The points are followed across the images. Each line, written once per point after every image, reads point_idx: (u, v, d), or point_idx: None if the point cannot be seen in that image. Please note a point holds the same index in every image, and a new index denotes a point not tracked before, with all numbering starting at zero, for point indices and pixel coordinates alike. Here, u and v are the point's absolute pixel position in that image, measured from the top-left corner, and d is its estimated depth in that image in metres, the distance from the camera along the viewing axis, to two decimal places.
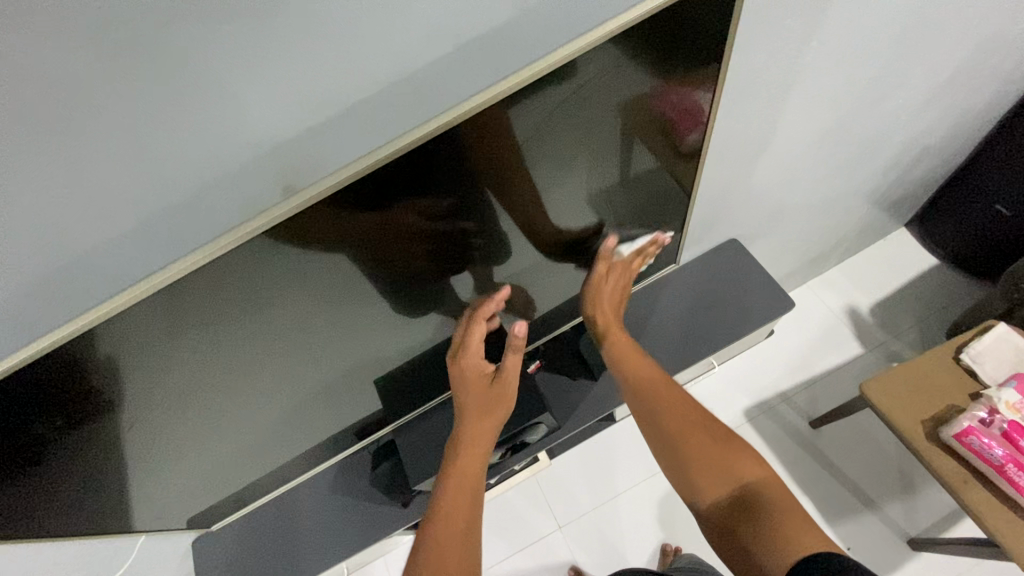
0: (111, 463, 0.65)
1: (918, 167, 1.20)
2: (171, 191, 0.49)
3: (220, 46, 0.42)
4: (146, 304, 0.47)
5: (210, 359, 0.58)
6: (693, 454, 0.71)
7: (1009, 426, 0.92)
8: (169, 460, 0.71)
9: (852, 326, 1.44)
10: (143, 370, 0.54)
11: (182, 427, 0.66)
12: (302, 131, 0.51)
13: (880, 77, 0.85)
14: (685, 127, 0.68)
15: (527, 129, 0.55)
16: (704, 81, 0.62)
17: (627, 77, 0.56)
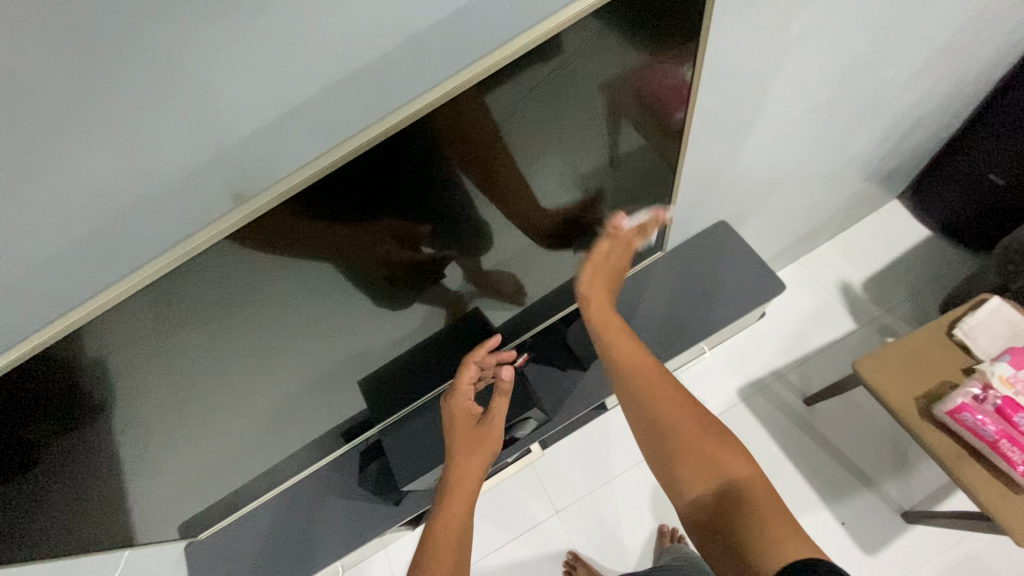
0: (99, 472, 0.62)
1: (910, 138, 1.17)
2: (117, 203, 0.46)
3: (152, 44, 0.39)
4: (109, 317, 0.45)
5: (202, 356, 0.56)
6: (679, 445, 0.70)
7: (1003, 402, 0.92)
8: (158, 466, 0.69)
9: (844, 301, 1.43)
10: (133, 372, 0.52)
11: (173, 430, 0.64)
12: (260, 129, 0.48)
13: (872, 49, 0.82)
14: (672, 105, 0.66)
15: (503, 116, 0.52)
16: (691, 56, 0.59)
17: (608, 55, 0.53)
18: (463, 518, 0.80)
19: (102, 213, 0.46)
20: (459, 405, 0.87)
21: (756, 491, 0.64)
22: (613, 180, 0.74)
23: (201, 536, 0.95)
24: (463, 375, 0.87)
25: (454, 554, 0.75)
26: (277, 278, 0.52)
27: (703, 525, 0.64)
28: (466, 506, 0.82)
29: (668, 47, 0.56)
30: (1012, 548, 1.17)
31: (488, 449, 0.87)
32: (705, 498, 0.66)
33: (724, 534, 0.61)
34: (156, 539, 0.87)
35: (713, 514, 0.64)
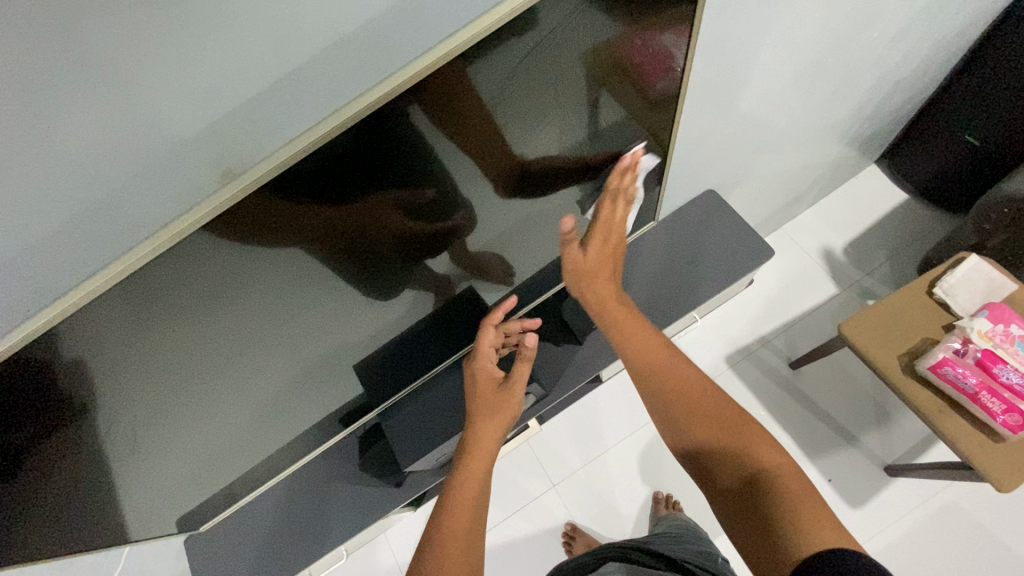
0: (89, 470, 0.61)
1: (889, 103, 1.19)
2: (91, 188, 0.44)
3: (120, 18, 0.37)
4: (92, 313, 0.43)
5: (185, 349, 0.53)
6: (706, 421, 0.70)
7: (983, 354, 0.95)
8: (150, 462, 0.67)
9: (827, 266, 1.45)
10: (118, 368, 0.50)
11: (164, 425, 0.62)
12: (238, 107, 0.45)
13: (857, 10, 0.81)
14: (658, 72, 0.65)
15: (495, 84, 0.50)
16: (682, 19, 0.58)
17: (601, 19, 0.52)
18: (481, 481, 0.79)
19: (77, 198, 0.44)
20: (482, 366, 0.87)
21: (786, 476, 0.63)
22: (600, 152, 0.73)
23: (199, 530, 0.94)
24: (485, 338, 0.88)
25: (471, 519, 0.73)
26: (269, 262, 0.50)
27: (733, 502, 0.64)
28: (485, 468, 0.81)
29: (659, 9, 0.55)
30: (989, 495, 1.23)
31: (509, 413, 0.87)
32: (739, 485, 0.65)
33: (754, 523, 0.61)
34: (153, 536, 0.85)
35: (747, 491, 0.63)
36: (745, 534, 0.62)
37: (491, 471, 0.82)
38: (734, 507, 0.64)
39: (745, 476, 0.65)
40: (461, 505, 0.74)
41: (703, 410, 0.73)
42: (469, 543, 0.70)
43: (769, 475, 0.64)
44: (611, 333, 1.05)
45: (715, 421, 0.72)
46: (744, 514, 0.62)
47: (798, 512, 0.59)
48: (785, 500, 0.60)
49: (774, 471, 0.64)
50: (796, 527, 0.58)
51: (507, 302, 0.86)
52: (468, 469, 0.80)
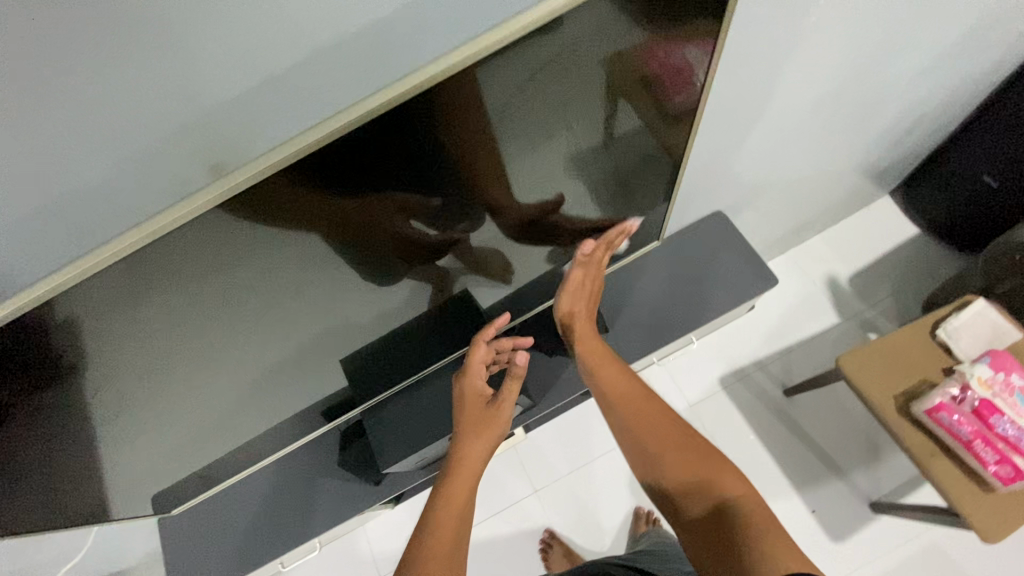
0: (76, 437, 0.61)
1: (909, 137, 1.16)
2: (75, 174, 0.43)
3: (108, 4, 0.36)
4: (97, 282, 0.42)
5: (183, 321, 0.52)
6: (668, 463, 0.72)
7: (981, 403, 0.93)
8: (138, 433, 0.67)
9: (830, 295, 1.44)
10: (115, 333, 0.49)
11: (155, 395, 0.62)
12: (231, 101, 0.44)
13: (885, 42, 0.79)
14: (679, 86, 0.63)
15: (506, 91, 0.49)
16: (705, 34, 0.56)
17: (620, 30, 0.50)
18: (466, 497, 0.77)
19: (62, 177, 0.43)
20: (471, 382, 0.88)
21: (749, 510, 0.62)
22: (611, 162, 0.71)
23: (175, 511, 0.93)
24: (476, 353, 0.89)
25: (456, 535, 0.71)
26: (260, 251, 0.49)
27: (704, 541, 0.62)
28: (470, 487, 0.79)
29: (680, 23, 0.53)
30: (973, 542, 1.22)
31: (496, 430, 0.86)
32: (699, 516, 0.64)
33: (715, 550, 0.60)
34: (127, 515, 0.85)
35: (712, 526, 0.62)
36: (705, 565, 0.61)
37: (478, 490, 0.80)
38: (704, 548, 0.62)
39: (704, 507, 0.65)
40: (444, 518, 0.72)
41: (662, 441, 0.74)
42: (454, 558, 0.67)
43: (729, 503, 0.64)
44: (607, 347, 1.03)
45: (673, 453, 0.72)
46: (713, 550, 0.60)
47: (756, 532, 0.59)
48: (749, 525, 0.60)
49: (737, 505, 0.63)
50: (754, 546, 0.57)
51: (498, 319, 0.89)
52: (452, 485, 0.78)
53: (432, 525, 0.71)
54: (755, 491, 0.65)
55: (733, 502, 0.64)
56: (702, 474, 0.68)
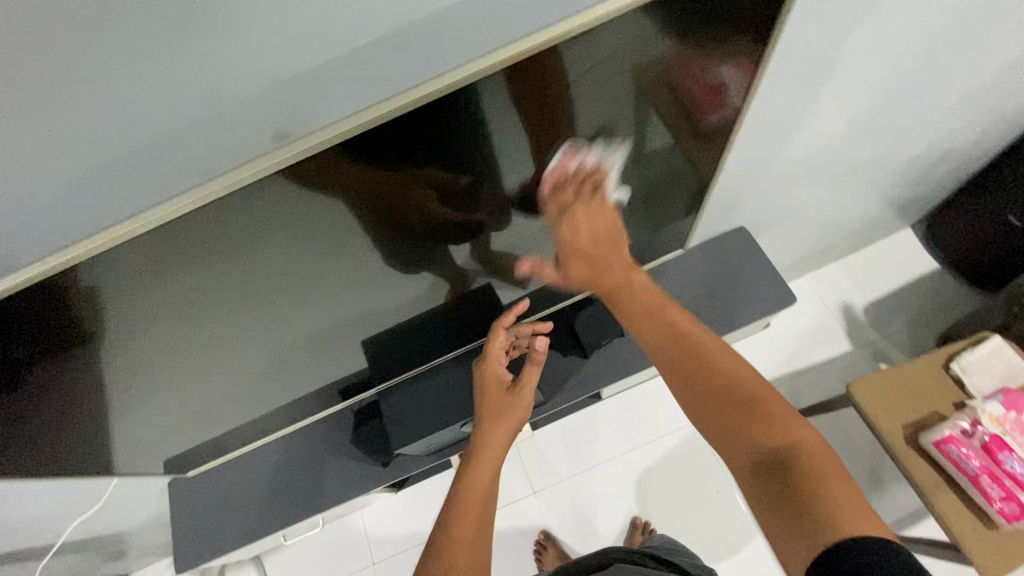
0: (101, 390, 0.64)
1: (935, 170, 1.17)
2: (146, 132, 0.46)
3: None
4: (149, 236, 0.46)
5: (217, 282, 0.55)
6: (712, 402, 0.60)
7: (990, 439, 0.92)
8: (161, 389, 0.70)
9: (844, 322, 1.44)
10: (153, 289, 0.52)
11: (182, 355, 0.65)
12: (295, 76, 0.47)
13: (920, 73, 0.80)
14: (712, 105, 0.65)
15: (545, 95, 0.51)
16: (742, 54, 0.58)
17: (660, 44, 0.52)
18: (490, 480, 0.80)
19: (133, 134, 0.46)
20: (491, 367, 0.89)
21: (812, 465, 0.53)
22: (639, 174, 0.74)
23: (188, 474, 0.96)
24: (495, 340, 0.89)
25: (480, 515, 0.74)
26: (302, 218, 0.52)
27: (758, 494, 0.54)
28: (493, 469, 0.81)
29: (720, 40, 0.55)
30: None
31: (519, 413, 0.88)
32: (750, 467, 0.56)
33: (773, 500, 0.52)
34: (142, 472, 0.88)
35: (764, 479, 0.54)
36: (767, 525, 0.52)
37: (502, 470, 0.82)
38: (753, 501, 0.55)
39: (756, 457, 0.55)
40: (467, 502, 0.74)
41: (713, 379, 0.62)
42: (478, 545, 0.70)
43: (791, 458, 0.54)
44: (620, 353, 1.03)
45: (726, 389, 0.60)
46: (766, 506, 0.53)
47: (826, 490, 0.50)
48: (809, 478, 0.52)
49: (796, 455, 0.53)
50: (820, 510, 0.49)
51: (520, 304, 0.89)
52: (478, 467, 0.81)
53: (459, 509, 0.74)
54: (819, 441, 0.55)
55: (794, 452, 0.54)
56: (757, 415, 0.57)
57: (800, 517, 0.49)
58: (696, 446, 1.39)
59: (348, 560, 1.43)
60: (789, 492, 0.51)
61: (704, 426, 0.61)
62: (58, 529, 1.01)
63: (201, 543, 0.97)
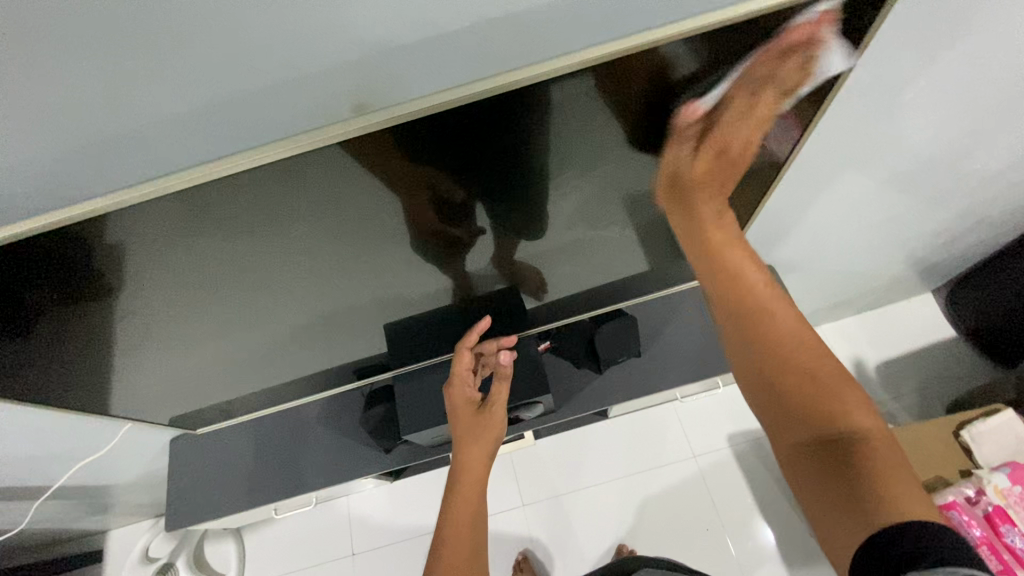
0: (114, 330, 0.66)
1: (964, 238, 1.17)
2: (233, 86, 0.49)
3: None
4: (204, 190, 0.48)
5: (250, 244, 0.58)
6: (788, 383, 0.60)
7: (994, 510, 0.91)
8: (174, 341, 0.72)
9: (854, 378, 1.44)
10: (187, 242, 0.54)
11: (201, 310, 0.67)
12: (382, 52, 0.49)
13: (968, 136, 0.82)
14: (749, 146, 0.67)
15: (586, 117, 0.53)
16: (786, 102, 0.60)
17: (705, 89, 0.54)
18: (477, 509, 0.82)
19: (221, 87, 0.48)
20: (459, 393, 0.88)
21: (874, 452, 0.54)
22: None
23: (197, 430, 0.98)
24: (460, 363, 0.88)
25: (472, 544, 0.79)
26: (352, 193, 0.54)
27: (818, 471, 0.56)
28: (478, 493, 0.84)
29: (767, 90, 0.57)
30: None
31: (493, 432, 0.87)
32: (810, 446, 0.57)
33: (830, 481, 0.55)
34: (150, 420, 0.90)
35: (825, 459, 0.56)
36: (823, 514, 0.55)
37: (486, 494, 0.85)
38: (810, 476, 0.57)
39: (820, 440, 0.57)
40: (455, 536, 0.78)
41: (796, 352, 0.61)
42: None
43: (852, 444, 0.55)
44: (634, 374, 1.03)
45: (796, 371, 0.60)
46: (826, 485, 0.55)
47: (884, 484, 0.51)
48: (868, 463, 0.53)
49: (855, 441, 0.55)
50: (881, 500, 0.50)
51: (481, 324, 0.85)
52: (461, 497, 0.83)
53: (446, 546, 0.77)
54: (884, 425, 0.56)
55: (855, 438, 0.55)
56: (827, 407, 0.57)
57: (855, 503, 0.52)
58: (692, 481, 1.38)
59: (330, 547, 1.43)
60: (860, 477, 0.53)
61: (769, 412, 0.62)
62: (62, 470, 1.03)
63: (196, 503, 0.98)
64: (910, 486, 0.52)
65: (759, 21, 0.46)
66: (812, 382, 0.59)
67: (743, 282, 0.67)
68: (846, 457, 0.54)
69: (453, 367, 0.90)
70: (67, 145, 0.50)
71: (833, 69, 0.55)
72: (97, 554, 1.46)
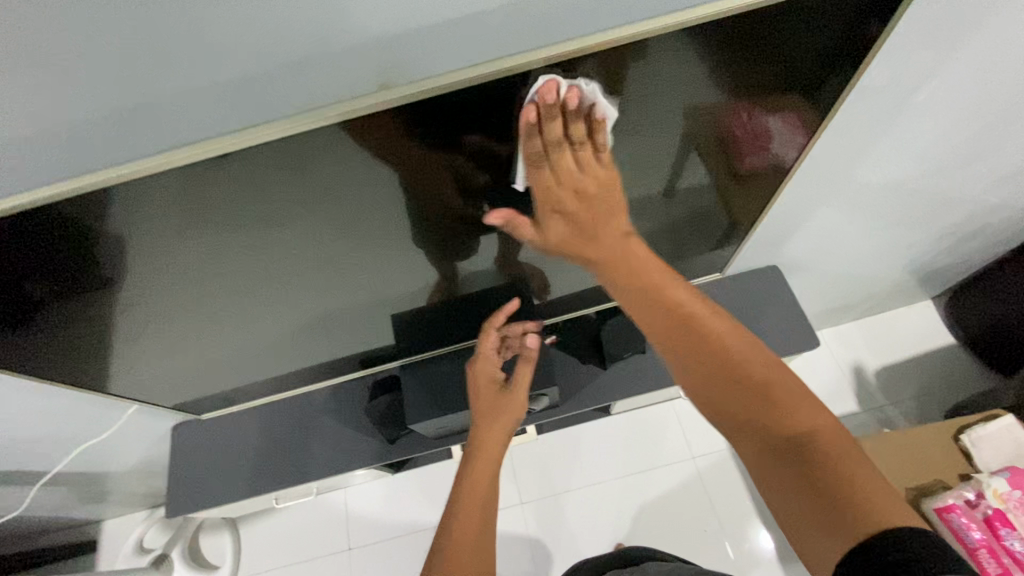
0: (118, 310, 0.65)
1: (966, 244, 1.18)
2: (251, 63, 0.48)
3: None
4: (222, 164, 0.48)
5: (262, 221, 0.57)
6: (732, 392, 0.56)
7: (993, 514, 0.92)
8: (178, 323, 0.71)
9: (853, 382, 1.45)
10: (199, 218, 0.54)
11: (208, 292, 0.66)
12: (403, 33, 0.49)
13: (975, 139, 0.82)
14: (755, 148, 0.70)
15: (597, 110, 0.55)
16: (790, 109, 0.64)
17: (713, 84, 0.57)
18: (488, 486, 0.82)
19: (240, 64, 0.48)
20: (484, 369, 0.88)
21: (831, 454, 0.49)
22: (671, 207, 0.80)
23: (200, 416, 0.98)
24: (488, 340, 0.88)
25: (482, 520, 0.78)
26: (361, 173, 0.55)
27: (780, 479, 0.51)
28: (492, 470, 0.83)
29: (772, 97, 0.61)
30: None
31: (513, 412, 0.87)
32: (763, 453, 0.53)
33: (795, 487, 0.49)
34: (156, 403, 0.90)
35: (786, 465, 0.51)
36: (794, 523, 0.50)
37: (500, 472, 0.84)
38: (773, 484, 0.52)
39: (777, 443, 0.52)
40: (468, 509, 0.77)
41: (720, 358, 0.58)
42: (478, 551, 0.73)
43: (806, 445, 0.51)
44: (639, 370, 1.03)
45: (738, 379, 0.56)
46: (796, 493, 0.49)
47: (852, 483, 0.47)
48: (831, 464, 0.49)
49: (813, 443, 0.50)
50: (856, 502, 0.45)
51: (510, 306, 0.87)
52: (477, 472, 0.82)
53: (457, 519, 0.77)
54: (837, 423, 0.52)
55: (813, 439, 0.51)
56: (773, 408, 0.54)
57: (826, 507, 0.47)
58: (690, 482, 1.38)
59: (326, 541, 1.42)
60: (819, 480, 0.48)
61: (722, 421, 0.57)
62: (62, 456, 1.02)
63: (196, 493, 0.98)
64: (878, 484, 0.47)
65: (767, 22, 0.49)
66: (757, 386, 0.56)
67: (662, 292, 0.63)
68: (806, 459, 0.50)
69: (477, 344, 0.90)
70: (82, 119, 0.49)
71: (829, 74, 0.59)
72: (91, 544, 1.45)
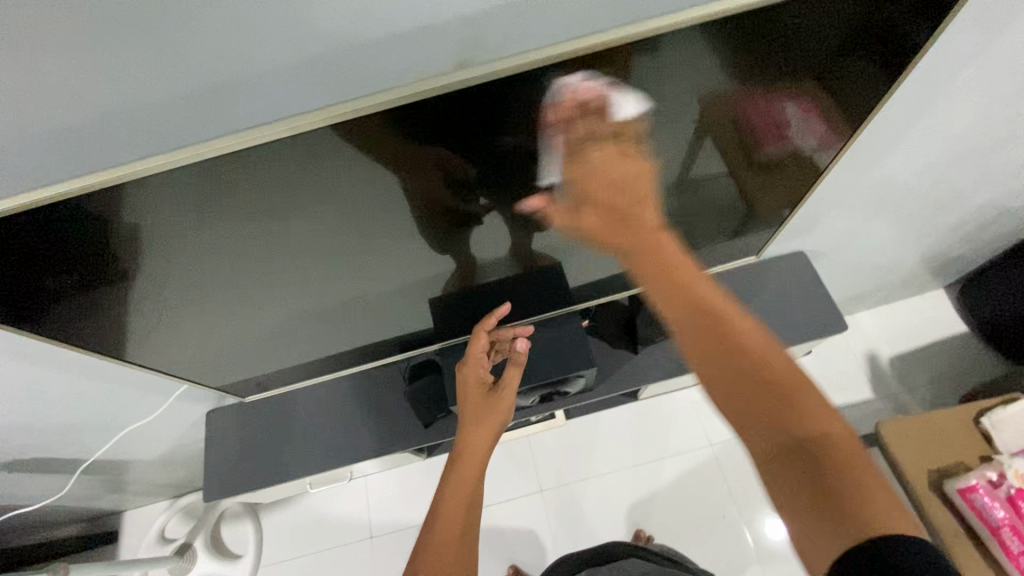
0: (160, 293, 0.66)
1: (984, 232, 1.20)
2: (319, 44, 0.49)
3: None
4: (289, 143, 0.49)
5: (309, 203, 0.58)
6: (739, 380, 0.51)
7: (1016, 492, 0.93)
8: (217, 307, 0.72)
9: (868, 370, 1.47)
10: (248, 200, 0.55)
11: (247, 274, 0.67)
12: (467, 14, 0.49)
13: (1003, 126, 0.84)
14: (772, 135, 0.71)
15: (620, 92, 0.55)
16: (808, 94, 0.64)
17: (732, 70, 0.57)
18: (471, 488, 0.82)
19: (306, 45, 0.49)
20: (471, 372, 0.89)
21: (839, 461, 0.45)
22: (687, 195, 0.81)
23: (242, 399, 0.99)
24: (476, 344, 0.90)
25: (465, 521, 0.78)
26: (385, 164, 0.56)
27: (784, 474, 0.47)
28: (476, 473, 0.84)
29: (793, 82, 0.62)
30: None
31: (501, 415, 0.88)
32: (771, 448, 0.48)
33: (798, 488, 0.46)
34: (206, 385, 0.91)
35: (794, 462, 0.47)
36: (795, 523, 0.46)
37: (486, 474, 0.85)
38: (774, 482, 0.48)
39: (788, 441, 0.47)
40: (451, 509, 0.78)
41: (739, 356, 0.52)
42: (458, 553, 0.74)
43: (821, 446, 0.46)
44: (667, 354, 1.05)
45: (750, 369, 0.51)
46: (802, 492, 0.46)
47: (860, 489, 0.43)
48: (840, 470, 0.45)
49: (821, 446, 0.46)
50: (866, 513, 0.42)
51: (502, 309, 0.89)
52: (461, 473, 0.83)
53: (440, 519, 0.77)
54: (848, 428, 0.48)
55: (823, 442, 0.46)
56: (781, 406, 0.49)
57: (834, 515, 0.43)
58: (709, 469, 1.40)
59: (349, 529, 1.43)
60: (829, 483, 0.44)
61: (725, 407, 0.52)
62: (96, 441, 1.03)
63: (231, 476, 0.99)
64: (886, 496, 0.44)
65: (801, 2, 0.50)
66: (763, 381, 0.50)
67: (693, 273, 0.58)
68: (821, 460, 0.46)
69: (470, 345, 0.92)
70: (150, 100, 0.50)
71: (844, 62, 0.60)
72: (115, 534, 1.46)
